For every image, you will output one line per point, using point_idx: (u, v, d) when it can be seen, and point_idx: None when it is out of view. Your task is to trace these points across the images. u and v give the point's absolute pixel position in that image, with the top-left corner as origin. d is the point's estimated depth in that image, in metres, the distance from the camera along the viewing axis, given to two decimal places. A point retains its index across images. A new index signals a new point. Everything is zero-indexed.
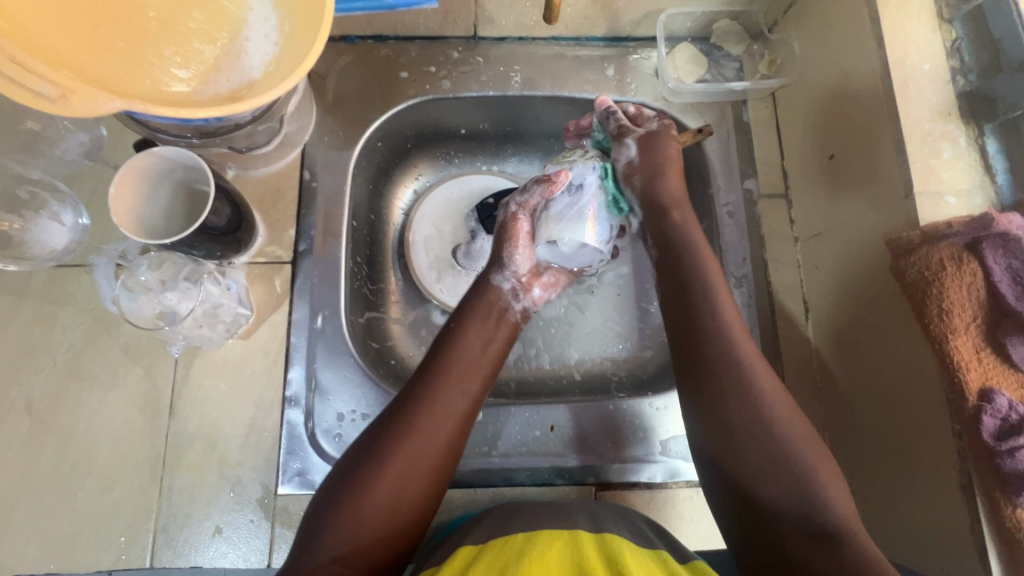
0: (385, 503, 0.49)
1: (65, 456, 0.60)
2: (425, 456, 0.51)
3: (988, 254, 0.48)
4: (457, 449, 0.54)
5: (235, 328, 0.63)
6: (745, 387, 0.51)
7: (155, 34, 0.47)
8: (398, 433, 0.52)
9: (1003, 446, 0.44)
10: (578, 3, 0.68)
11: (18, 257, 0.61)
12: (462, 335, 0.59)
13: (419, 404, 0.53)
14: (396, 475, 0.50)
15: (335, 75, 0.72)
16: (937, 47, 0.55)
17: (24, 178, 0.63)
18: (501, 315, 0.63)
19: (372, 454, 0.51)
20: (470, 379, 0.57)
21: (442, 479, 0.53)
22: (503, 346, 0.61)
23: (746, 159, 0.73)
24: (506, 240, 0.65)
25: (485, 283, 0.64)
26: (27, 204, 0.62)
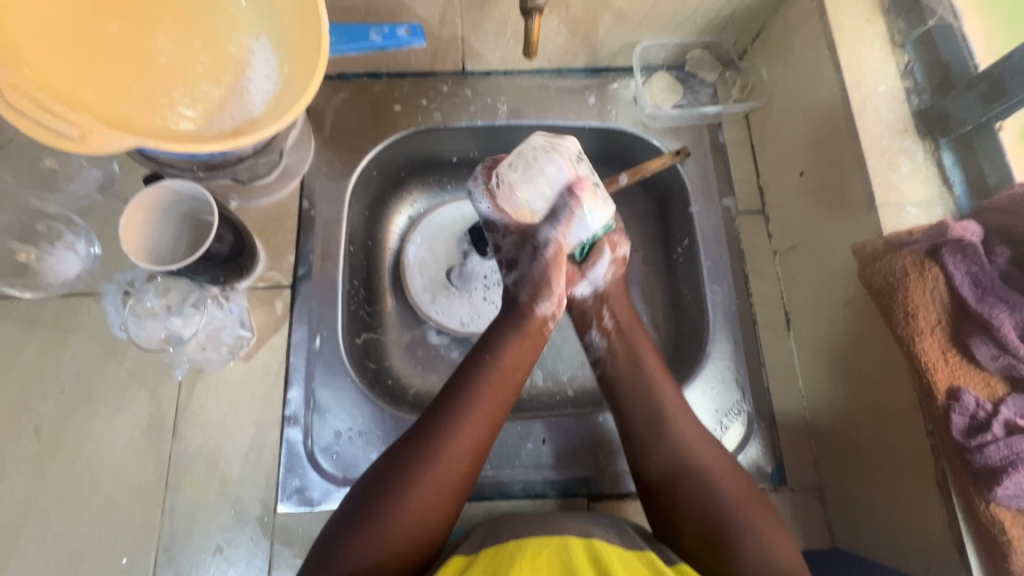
0: (409, 520, 0.51)
1: (72, 477, 0.61)
2: (449, 474, 0.53)
3: (949, 260, 0.50)
4: (479, 466, 0.56)
5: (237, 350, 0.66)
6: (674, 438, 0.58)
7: (166, 77, 0.51)
8: (425, 456, 0.53)
9: (973, 442, 0.46)
10: (558, 39, 0.73)
11: (35, 285, 0.66)
12: (494, 358, 0.60)
13: (444, 422, 0.55)
14: (421, 492, 0.52)
15: (332, 109, 0.77)
16: (891, 71, 0.59)
17: (41, 213, 0.68)
18: (536, 337, 0.64)
19: (400, 476, 0.52)
20: (495, 397, 0.58)
21: (464, 495, 0.55)
22: (527, 364, 0.62)
23: (724, 178, 0.77)
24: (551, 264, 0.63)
25: (512, 301, 0.66)
26: (45, 236, 0.67)
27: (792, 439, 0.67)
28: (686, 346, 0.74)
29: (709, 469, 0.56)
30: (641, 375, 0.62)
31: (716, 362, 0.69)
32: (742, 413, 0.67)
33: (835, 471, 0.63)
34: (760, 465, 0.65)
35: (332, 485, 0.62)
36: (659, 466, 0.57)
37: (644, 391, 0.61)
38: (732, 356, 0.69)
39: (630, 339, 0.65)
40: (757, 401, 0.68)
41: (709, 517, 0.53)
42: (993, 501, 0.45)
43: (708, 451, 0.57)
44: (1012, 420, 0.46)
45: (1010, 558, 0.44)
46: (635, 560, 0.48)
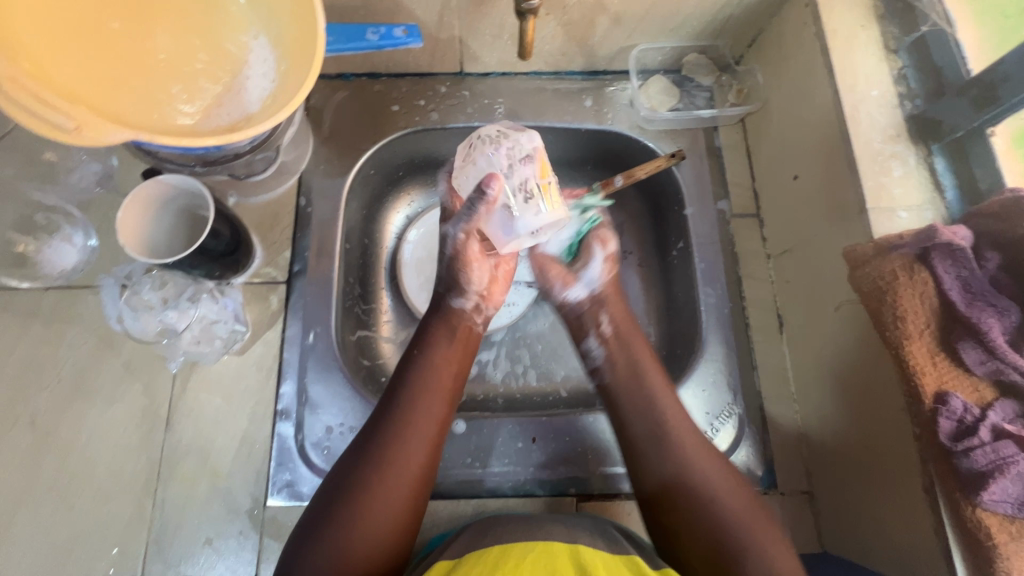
0: (368, 527, 0.50)
1: (65, 467, 0.62)
2: (400, 481, 0.53)
3: (938, 265, 0.50)
4: (430, 469, 0.56)
5: (231, 344, 0.66)
6: (671, 447, 0.56)
7: (165, 74, 0.52)
8: (373, 460, 0.53)
9: (959, 446, 0.46)
10: (555, 41, 0.73)
11: (34, 276, 0.67)
12: (427, 357, 0.61)
13: (389, 431, 0.55)
14: (373, 498, 0.51)
15: (331, 109, 0.78)
16: (883, 76, 0.60)
17: (41, 206, 0.69)
18: (462, 331, 0.65)
19: (351, 483, 0.52)
20: (436, 400, 0.58)
21: (418, 501, 0.54)
22: (462, 366, 0.63)
23: (719, 181, 0.77)
24: (461, 266, 0.67)
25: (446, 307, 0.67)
26: (44, 228, 0.68)
27: (783, 443, 0.66)
28: (679, 349, 0.74)
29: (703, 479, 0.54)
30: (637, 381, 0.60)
31: (708, 364, 0.69)
32: (733, 415, 0.67)
33: (825, 475, 0.62)
34: (750, 468, 0.65)
35: (321, 480, 0.62)
36: (655, 477, 0.55)
37: (642, 398, 0.59)
38: (724, 359, 0.69)
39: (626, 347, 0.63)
40: (748, 404, 0.68)
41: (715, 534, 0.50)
42: (980, 506, 0.45)
43: (710, 462, 0.55)
44: (1000, 425, 0.46)
45: (998, 564, 0.44)
46: (620, 566, 0.49)
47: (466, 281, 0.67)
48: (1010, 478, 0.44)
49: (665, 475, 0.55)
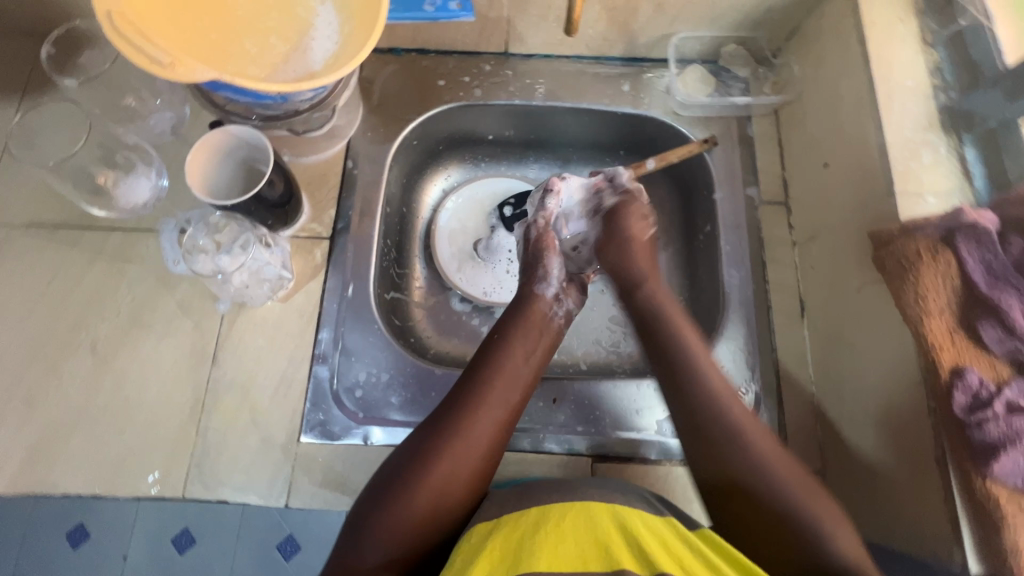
0: (433, 489, 0.54)
1: (120, 391, 0.67)
2: (468, 457, 0.56)
3: (963, 247, 0.52)
4: (497, 451, 0.59)
5: (277, 290, 0.71)
6: (717, 407, 0.57)
7: (240, 29, 0.57)
8: (448, 431, 0.57)
9: (972, 418, 0.47)
10: (598, 26, 0.77)
11: (108, 207, 0.72)
12: (507, 345, 0.65)
13: (464, 409, 0.59)
14: (444, 465, 0.55)
15: (381, 80, 0.82)
16: (919, 68, 0.61)
17: (121, 143, 0.74)
18: (546, 324, 0.69)
19: (426, 447, 0.56)
20: (512, 389, 0.62)
21: (484, 475, 0.57)
22: (540, 360, 0.66)
23: (749, 169, 0.79)
24: (544, 251, 0.72)
25: (529, 294, 0.71)
26: (121, 165, 0.73)
27: (798, 423, 0.68)
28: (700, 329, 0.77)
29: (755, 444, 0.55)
30: (683, 348, 0.62)
31: (728, 342, 0.71)
32: (750, 392, 0.69)
33: (839, 455, 0.63)
34: None
35: (352, 422, 0.66)
36: (719, 456, 0.55)
37: (686, 363, 0.60)
38: (744, 338, 0.71)
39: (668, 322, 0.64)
40: (766, 382, 0.70)
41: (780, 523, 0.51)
42: (990, 477, 0.46)
43: (766, 444, 0.55)
44: (1016, 401, 0.47)
45: (1003, 533, 0.45)
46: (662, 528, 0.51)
47: (546, 271, 0.71)
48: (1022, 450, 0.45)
49: (715, 437, 0.56)
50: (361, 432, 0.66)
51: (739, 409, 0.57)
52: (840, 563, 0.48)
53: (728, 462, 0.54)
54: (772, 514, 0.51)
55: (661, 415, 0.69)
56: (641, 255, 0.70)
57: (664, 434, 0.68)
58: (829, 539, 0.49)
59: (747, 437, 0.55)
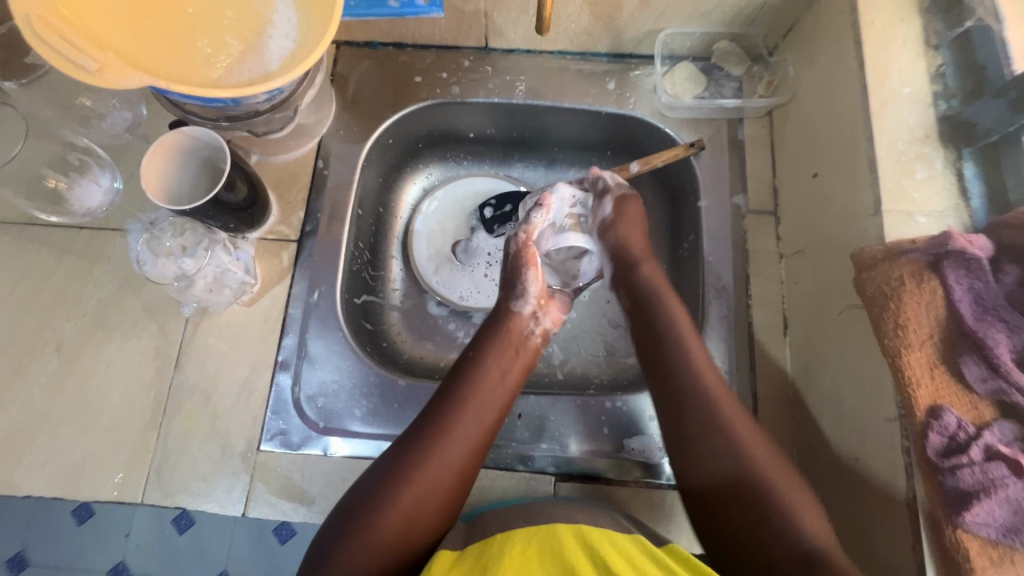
0: (401, 517, 0.52)
1: (84, 393, 0.67)
2: (438, 483, 0.54)
3: (950, 274, 0.48)
4: (470, 475, 0.57)
5: (240, 295, 0.69)
6: (716, 417, 0.55)
7: (192, 28, 0.55)
8: (417, 457, 0.55)
9: (947, 463, 0.44)
10: (580, 20, 0.73)
11: (59, 208, 0.71)
12: (481, 364, 0.63)
13: (434, 431, 0.57)
14: (412, 492, 0.53)
15: (355, 76, 0.79)
16: (919, 73, 0.57)
17: (75, 146, 0.73)
18: (523, 342, 0.67)
19: (394, 473, 0.54)
20: (485, 410, 0.60)
21: (455, 501, 0.56)
22: (516, 381, 0.64)
23: (738, 176, 0.75)
24: (524, 266, 0.70)
25: (507, 312, 0.69)
26: (75, 168, 0.72)
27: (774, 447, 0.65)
28: None
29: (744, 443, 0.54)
30: (686, 351, 0.60)
31: None
32: None
33: (814, 484, 0.61)
34: None
35: (312, 431, 0.65)
36: (696, 466, 0.54)
37: (674, 343, 0.61)
38: (722, 356, 0.68)
39: (669, 318, 0.63)
40: (742, 403, 0.67)
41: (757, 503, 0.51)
42: (961, 527, 0.43)
43: (747, 430, 0.55)
44: (995, 446, 0.44)
45: None
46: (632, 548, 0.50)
47: (524, 287, 0.69)
48: (997, 501, 0.42)
49: (701, 442, 0.55)
50: (321, 442, 0.65)
51: (723, 398, 0.57)
52: (808, 543, 0.47)
53: (701, 454, 0.54)
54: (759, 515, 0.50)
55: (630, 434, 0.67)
56: (636, 240, 0.70)
57: (631, 454, 0.66)
58: (800, 527, 0.48)
59: (728, 428, 0.54)
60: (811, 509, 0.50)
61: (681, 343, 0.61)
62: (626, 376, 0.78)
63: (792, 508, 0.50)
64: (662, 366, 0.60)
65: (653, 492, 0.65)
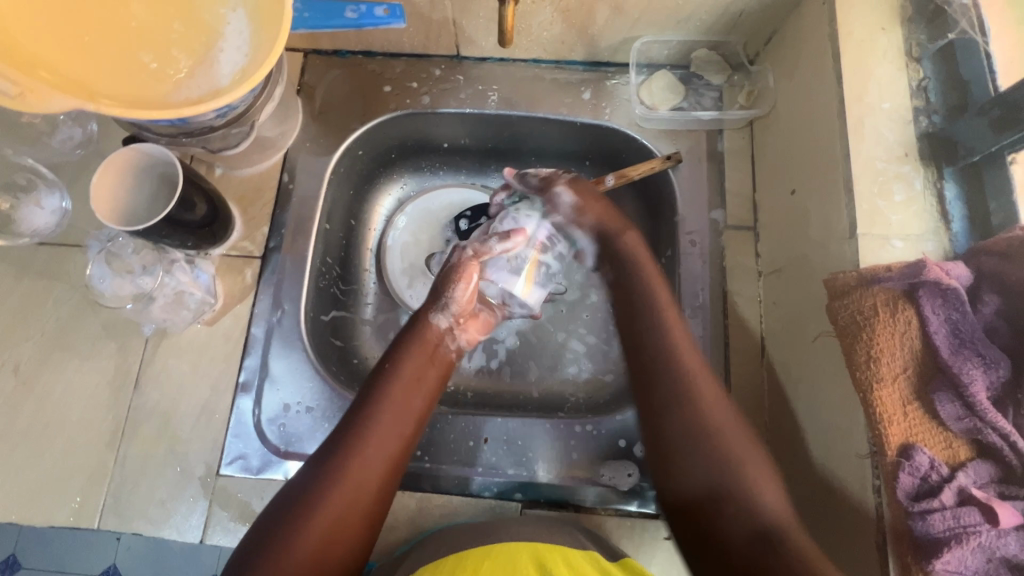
0: (313, 552, 0.47)
1: (40, 416, 0.65)
2: (353, 507, 0.50)
3: (926, 304, 0.45)
4: (387, 493, 0.53)
5: (200, 314, 0.68)
6: (693, 422, 0.52)
7: (138, 42, 0.53)
8: (326, 483, 0.50)
9: (917, 507, 0.42)
10: (553, 28, 0.70)
11: (6, 232, 0.69)
12: (395, 376, 0.57)
13: (352, 446, 0.52)
14: (324, 523, 0.48)
15: (323, 85, 0.77)
16: (899, 88, 0.54)
17: (21, 167, 0.71)
18: (438, 348, 0.62)
19: (299, 505, 0.49)
20: (404, 417, 0.55)
21: (372, 523, 0.52)
22: (436, 384, 0.60)
23: (716, 189, 0.72)
24: (455, 278, 0.64)
25: (423, 321, 0.63)
26: (23, 189, 0.70)
27: None
28: None
29: (729, 452, 0.50)
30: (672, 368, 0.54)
31: None
32: None
33: None
34: None
35: (273, 456, 0.64)
36: (680, 484, 0.51)
37: (662, 355, 0.55)
38: None
39: (653, 328, 0.57)
40: None
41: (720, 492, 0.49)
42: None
43: (725, 415, 0.52)
44: (968, 489, 0.41)
45: None
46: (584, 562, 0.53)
47: (447, 300, 0.64)
48: (968, 549, 0.40)
49: (682, 449, 0.51)
50: (282, 467, 0.63)
51: (704, 382, 0.54)
52: (767, 520, 0.47)
53: (685, 454, 0.51)
54: (724, 505, 0.49)
55: (600, 459, 0.65)
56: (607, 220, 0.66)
57: (600, 480, 0.64)
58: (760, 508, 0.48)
59: (703, 413, 0.52)
60: (773, 486, 0.49)
61: (663, 333, 0.56)
62: (603, 396, 0.77)
63: (753, 486, 0.49)
64: (649, 369, 0.55)
65: (622, 519, 0.64)
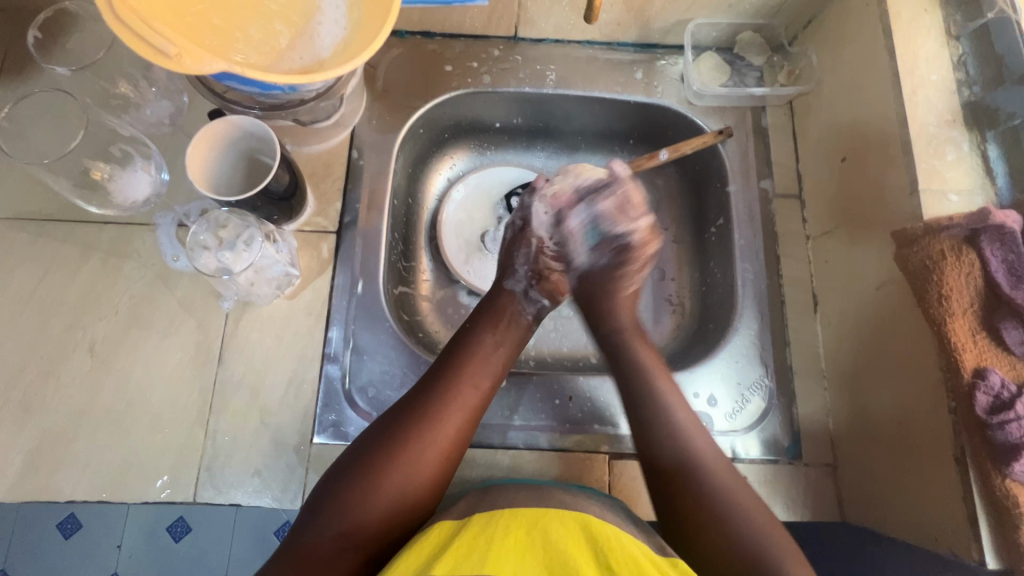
0: (399, 473, 0.54)
1: (123, 394, 0.65)
2: (436, 442, 0.56)
3: (987, 247, 0.52)
4: (466, 438, 0.59)
5: (283, 287, 0.68)
6: (674, 427, 0.60)
7: (244, 14, 0.54)
8: (414, 419, 0.57)
9: (995, 419, 0.48)
10: (613, 10, 0.74)
11: (105, 201, 0.68)
12: (473, 336, 0.65)
13: (432, 400, 0.58)
14: (410, 452, 0.55)
15: (385, 64, 0.79)
16: (944, 61, 0.60)
17: (115, 135, 0.67)
18: (515, 318, 0.69)
19: (390, 435, 0.56)
20: (482, 374, 0.62)
21: (451, 463, 0.57)
22: (511, 348, 0.67)
23: (763, 161, 0.78)
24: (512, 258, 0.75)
25: (499, 292, 0.71)
26: (116, 159, 0.67)
27: (810, 418, 0.69)
28: (711, 323, 0.77)
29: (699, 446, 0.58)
30: (645, 375, 0.64)
31: (741, 337, 0.72)
32: (763, 387, 0.70)
33: (853, 449, 0.65)
34: (777, 439, 0.68)
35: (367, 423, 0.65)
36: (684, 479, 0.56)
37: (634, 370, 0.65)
38: (757, 333, 0.72)
39: (634, 352, 0.67)
40: (779, 377, 0.70)
41: (708, 499, 0.54)
42: (1010, 476, 0.47)
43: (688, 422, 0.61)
44: None
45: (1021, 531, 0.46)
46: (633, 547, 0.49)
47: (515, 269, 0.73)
48: None
49: (666, 455, 0.58)
50: None
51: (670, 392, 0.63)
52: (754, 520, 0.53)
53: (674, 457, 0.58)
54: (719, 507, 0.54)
55: None
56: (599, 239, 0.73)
57: None
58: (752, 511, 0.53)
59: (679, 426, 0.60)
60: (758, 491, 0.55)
61: (633, 362, 0.66)
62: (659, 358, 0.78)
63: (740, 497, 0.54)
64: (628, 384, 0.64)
65: None
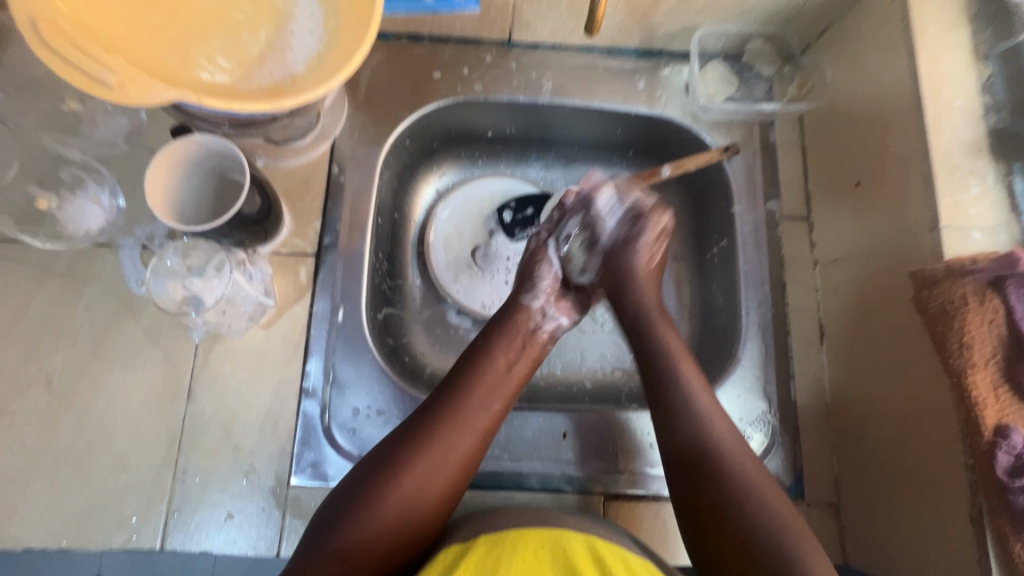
0: (401, 497, 0.50)
1: (83, 431, 0.60)
2: (443, 466, 0.52)
3: (1013, 292, 0.48)
4: (475, 463, 0.55)
5: (258, 316, 0.63)
6: (713, 451, 0.53)
7: (205, 25, 0.48)
8: (419, 440, 0.53)
9: (1017, 482, 0.45)
10: (615, 16, 0.68)
11: (54, 236, 0.64)
12: (487, 353, 0.61)
13: (442, 421, 0.54)
14: (414, 474, 0.51)
15: (369, 70, 0.73)
16: (971, 84, 0.56)
17: (69, 163, 0.66)
18: (530, 336, 0.64)
19: (394, 456, 0.52)
20: (495, 394, 0.58)
21: (456, 491, 0.53)
22: (525, 368, 0.62)
23: (770, 180, 0.74)
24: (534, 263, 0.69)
25: (516, 304, 0.67)
26: (68, 186, 0.65)
27: (813, 455, 0.66)
28: (712, 350, 0.74)
29: (736, 474, 0.52)
30: (687, 398, 0.56)
31: (744, 369, 0.68)
32: (766, 422, 0.66)
33: (858, 489, 0.62)
34: (779, 478, 0.65)
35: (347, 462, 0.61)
36: (721, 505, 0.50)
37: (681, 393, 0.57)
38: (760, 365, 0.68)
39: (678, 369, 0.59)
40: (783, 412, 0.67)
41: (752, 532, 0.48)
42: None
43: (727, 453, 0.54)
44: None
45: None
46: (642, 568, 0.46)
47: (535, 281, 0.68)
48: None
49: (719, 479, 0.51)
50: None
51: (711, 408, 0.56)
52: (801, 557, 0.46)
53: (719, 482, 0.51)
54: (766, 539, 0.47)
55: None
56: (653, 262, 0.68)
57: None
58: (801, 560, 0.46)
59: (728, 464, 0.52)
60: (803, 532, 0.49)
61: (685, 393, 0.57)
62: None
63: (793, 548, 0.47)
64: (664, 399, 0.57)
65: None
